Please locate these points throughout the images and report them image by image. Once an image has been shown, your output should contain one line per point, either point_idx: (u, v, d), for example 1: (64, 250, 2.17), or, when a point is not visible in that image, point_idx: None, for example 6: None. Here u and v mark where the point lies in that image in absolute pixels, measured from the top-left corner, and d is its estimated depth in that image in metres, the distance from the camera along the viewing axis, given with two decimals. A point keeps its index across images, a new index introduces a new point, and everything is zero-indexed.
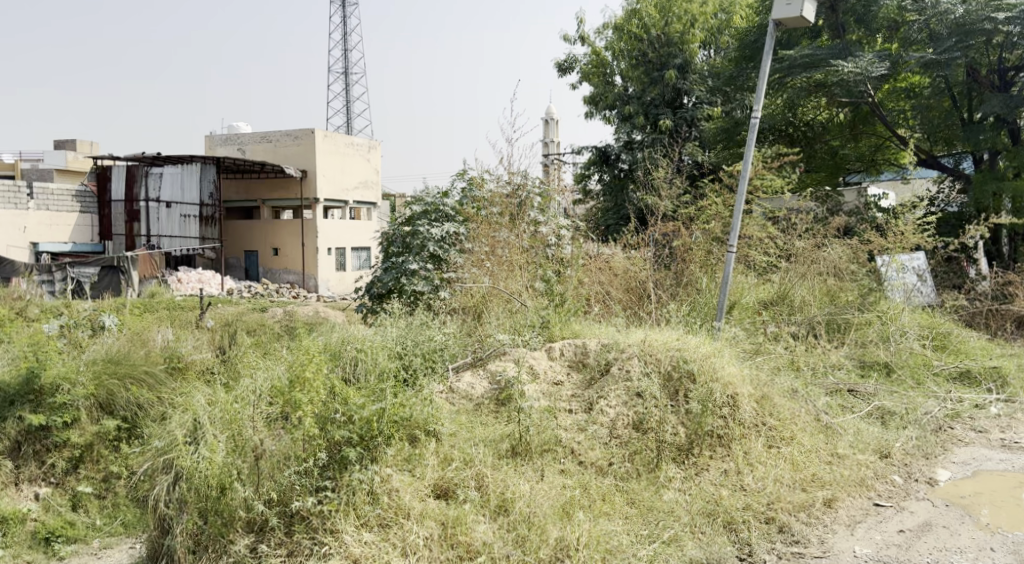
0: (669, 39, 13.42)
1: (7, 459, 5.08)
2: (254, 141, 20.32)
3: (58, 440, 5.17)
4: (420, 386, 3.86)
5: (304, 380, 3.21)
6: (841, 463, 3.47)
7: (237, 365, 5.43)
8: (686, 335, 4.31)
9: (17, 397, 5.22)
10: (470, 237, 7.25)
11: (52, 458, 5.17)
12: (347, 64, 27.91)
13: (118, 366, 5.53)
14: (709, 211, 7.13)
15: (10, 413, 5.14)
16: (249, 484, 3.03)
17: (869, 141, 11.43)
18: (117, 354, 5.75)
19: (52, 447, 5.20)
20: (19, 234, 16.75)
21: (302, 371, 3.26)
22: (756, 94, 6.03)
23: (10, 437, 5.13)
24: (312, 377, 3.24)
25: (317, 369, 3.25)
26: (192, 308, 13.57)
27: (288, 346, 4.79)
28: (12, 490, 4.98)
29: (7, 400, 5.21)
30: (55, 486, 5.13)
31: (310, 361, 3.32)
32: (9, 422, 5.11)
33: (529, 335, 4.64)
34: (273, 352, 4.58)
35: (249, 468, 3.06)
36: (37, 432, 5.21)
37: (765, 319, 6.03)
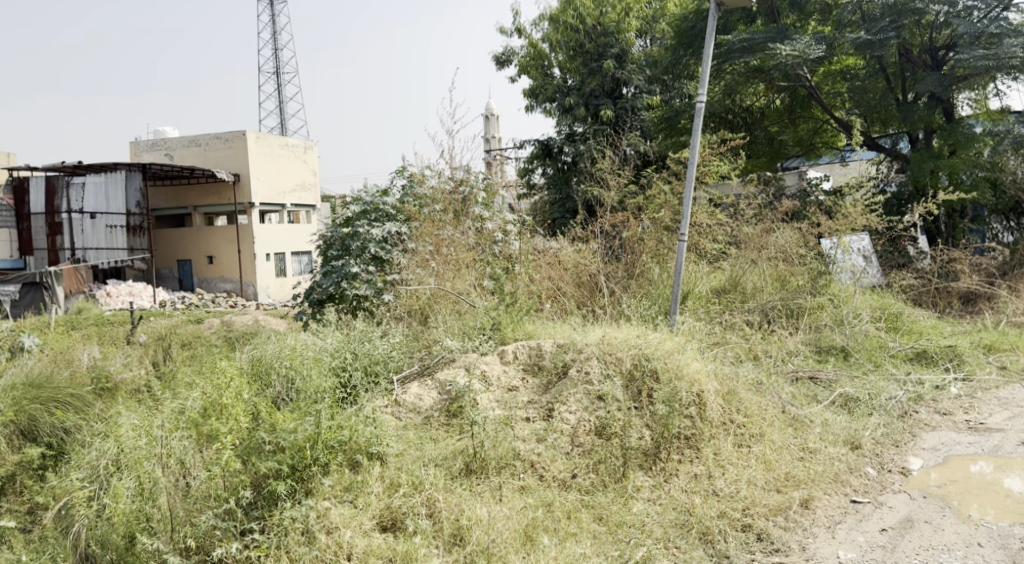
0: (605, 29, 13.34)
1: None
2: (182, 146, 19.48)
3: None
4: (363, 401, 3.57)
5: (225, 409, 2.90)
6: (814, 458, 3.28)
7: (172, 386, 5.01)
8: (646, 330, 4.09)
9: None
10: (413, 237, 6.93)
11: None
12: (278, 65, 27.12)
13: (41, 391, 5.15)
14: (658, 201, 6.95)
15: None
16: (162, 533, 2.65)
17: (807, 126, 11.41)
18: (38, 378, 5.32)
19: None
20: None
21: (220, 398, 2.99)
22: (700, 76, 5.77)
23: None
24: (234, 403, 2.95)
25: (238, 394, 2.99)
26: (122, 323, 12.86)
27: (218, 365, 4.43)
28: None
29: None
30: None
31: (232, 384, 3.04)
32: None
33: (479, 339, 4.37)
34: (202, 369, 4.19)
35: (161, 516, 2.68)
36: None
37: (720, 308, 5.91)
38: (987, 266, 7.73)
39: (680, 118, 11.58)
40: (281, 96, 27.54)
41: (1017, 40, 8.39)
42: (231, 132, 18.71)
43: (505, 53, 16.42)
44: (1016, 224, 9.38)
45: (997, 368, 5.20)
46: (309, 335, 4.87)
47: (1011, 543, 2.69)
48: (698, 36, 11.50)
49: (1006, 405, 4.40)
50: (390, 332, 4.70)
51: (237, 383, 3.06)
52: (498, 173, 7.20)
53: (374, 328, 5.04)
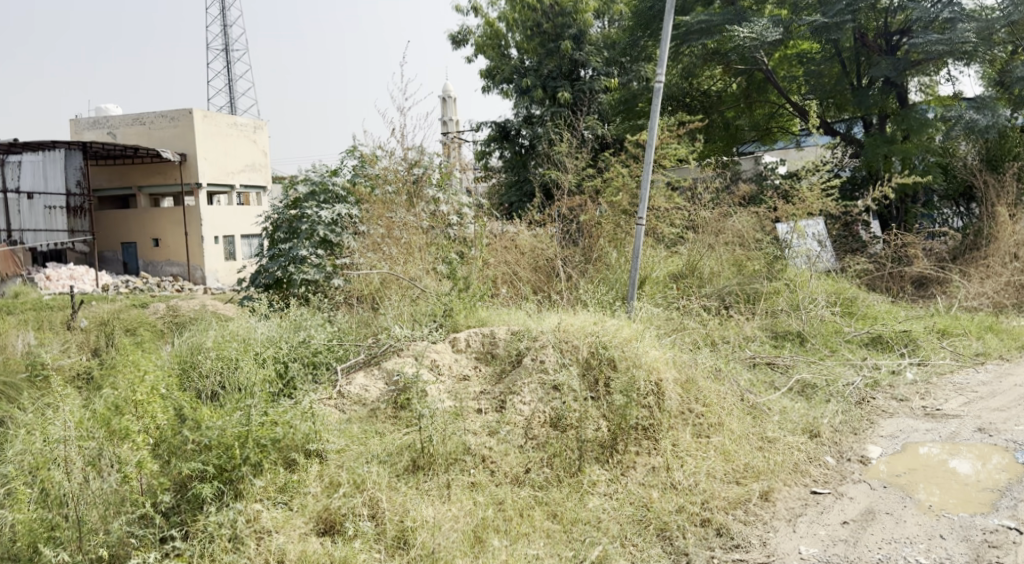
0: (562, 9, 13.15)
1: None
2: (125, 124, 18.71)
3: None
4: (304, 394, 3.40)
5: (141, 404, 2.79)
6: (773, 448, 3.18)
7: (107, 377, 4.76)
8: (603, 316, 3.96)
9: None
10: (363, 219, 6.71)
11: None
12: (227, 41, 26.25)
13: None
14: (616, 183, 6.82)
15: None
16: (69, 543, 2.45)
17: (763, 110, 11.39)
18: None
19: None
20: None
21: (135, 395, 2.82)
22: (659, 55, 5.61)
23: None
24: (152, 397, 2.84)
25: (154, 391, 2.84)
26: (62, 307, 12.31)
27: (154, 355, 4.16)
28: None
29: None
30: None
31: (151, 380, 2.94)
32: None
33: (429, 328, 4.19)
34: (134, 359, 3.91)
35: (70, 526, 2.48)
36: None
37: (677, 293, 5.83)
38: (938, 251, 7.84)
39: (638, 101, 11.51)
40: (231, 74, 26.69)
41: (970, 26, 8.46)
42: (177, 110, 18.02)
43: (461, 32, 16.11)
44: (965, 209, 9.56)
45: (951, 353, 5.21)
46: (253, 322, 4.64)
47: (973, 535, 2.63)
48: (655, 17, 11.35)
49: (961, 390, 4.39)
50: (337, 320, 4.48)
51: (156, 378, 2.96)
52: (453, 154, 7.01)
53: (321, 315, 4.84)
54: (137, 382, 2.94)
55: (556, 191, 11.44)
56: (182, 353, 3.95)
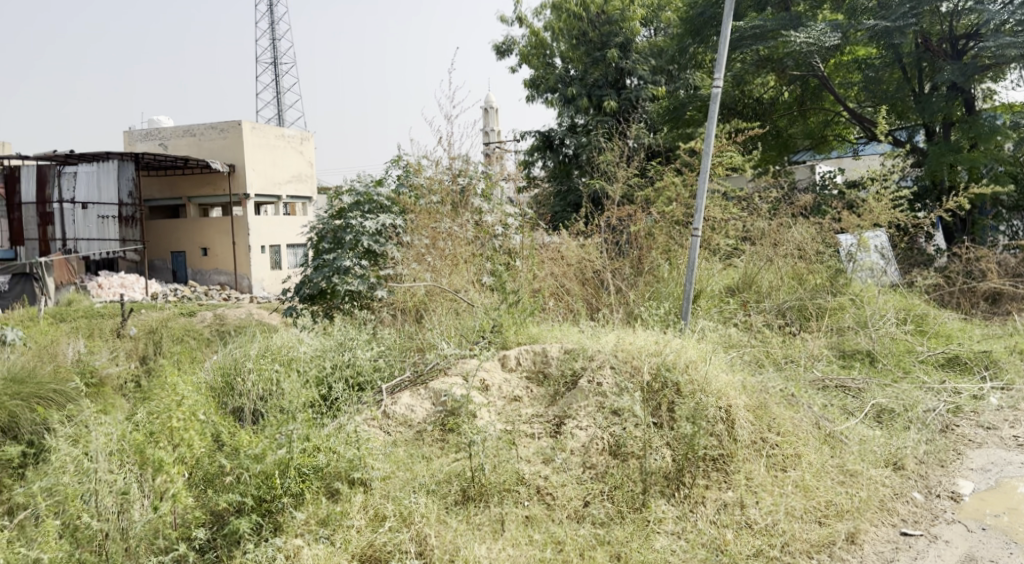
0: (608, 18, 12.88)
1: None
2: (176, 135, 19.04)
3: None
4: (346, 416, 3.24)
5: (179, 435, 2.73)
6: (857, 483, 2.90)
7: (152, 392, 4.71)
8: (663, 335, 3.72)
9: None
10: (407, 229, 6.58)
11: None
12: (275, 55, 26.66)
13: (22, 387, 5.49)
14: (668, 193, 6.56)
15: None
16: None
17: (818, 117, 11.01)
18: (21, 374, 5.66)
19: None
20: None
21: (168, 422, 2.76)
22: (718, 59, 5.33)
23: None
24: (190, 424, 2.78)
25: (189, 418, 2.77)
26: (112, 315, 12.50)
27: (195, 371, 4.06)
28: None
29: None
30: None
31: (188, 404, 2.86)
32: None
33: (478, 346, 4.00)
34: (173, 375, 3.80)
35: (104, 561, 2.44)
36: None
37: (735, 307, 5.55)
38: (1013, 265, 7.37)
39: (687, 109, 11.22)
40: (278, 87, 27.11)
41: None
42: (226, 122, 18.27)
43: (505, 43, 16.02)
44: None
45: None
46: (296, 336, 4.51)
47: None
48: (706, 22, 10.99)
49: None
50: (380, 335, 4.32)
51: (192, 401, 2.89)
52: (498, 163, 6.85)
53: (366, 329, 4.70)
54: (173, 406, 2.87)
55: (603, 201, 11.21)
56: (222, 370, 3.82)
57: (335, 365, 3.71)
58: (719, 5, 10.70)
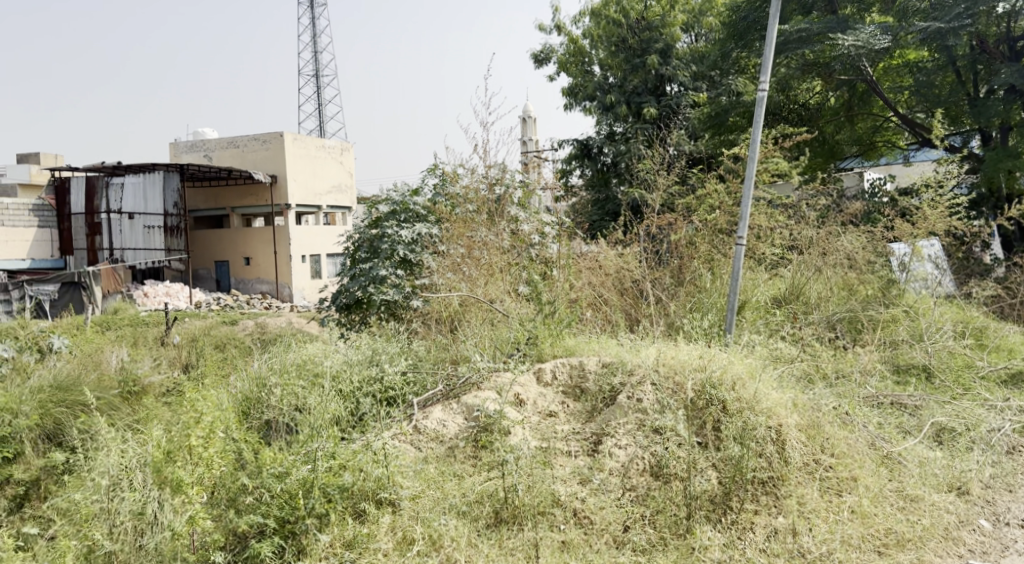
0: (649, 24, 12.85)
1: None
2: (220, 147, 19.37)
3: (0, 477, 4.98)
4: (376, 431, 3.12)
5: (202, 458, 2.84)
6: (918, 509, 2.70)
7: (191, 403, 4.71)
8: (707, 348, 3.56)
9: None
10: (444, 238, 6.53)
11: None
12: (318, 67, 27.06)
13: (66, 395, 5.54)
14: (711, 201, 6.37)
15: None
16: None
17: (868, 123, 10.76)
18: (66, 381, 5.71)
19: None
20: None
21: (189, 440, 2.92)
22: (763, 62, 5.12)
23: None
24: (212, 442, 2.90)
25: (210, 437, 2.92)
26: (156, 323, 12.70)
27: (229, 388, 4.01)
28: None
29: None
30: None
31: (208, 421, 2.96)
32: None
33: (513, 358, 3.88)
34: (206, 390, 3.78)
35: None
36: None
37: (781, 319, 5.35)
38: None
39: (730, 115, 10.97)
40: (320, 98, 27.52)
41: None
42: (269, 133, 18.52)
43: (543, 51, 15.98)
44: None
45: None
46: (330, 347, 4.46)
47: None
48: (751, 27, 10.74)
49: None
50: (414, 349, 4.22)
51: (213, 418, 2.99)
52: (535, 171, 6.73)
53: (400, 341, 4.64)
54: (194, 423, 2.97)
55: (645, 209, 11.02)
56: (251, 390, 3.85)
57: (367, 381, 3.62)
58: (763, 9, 10.46)
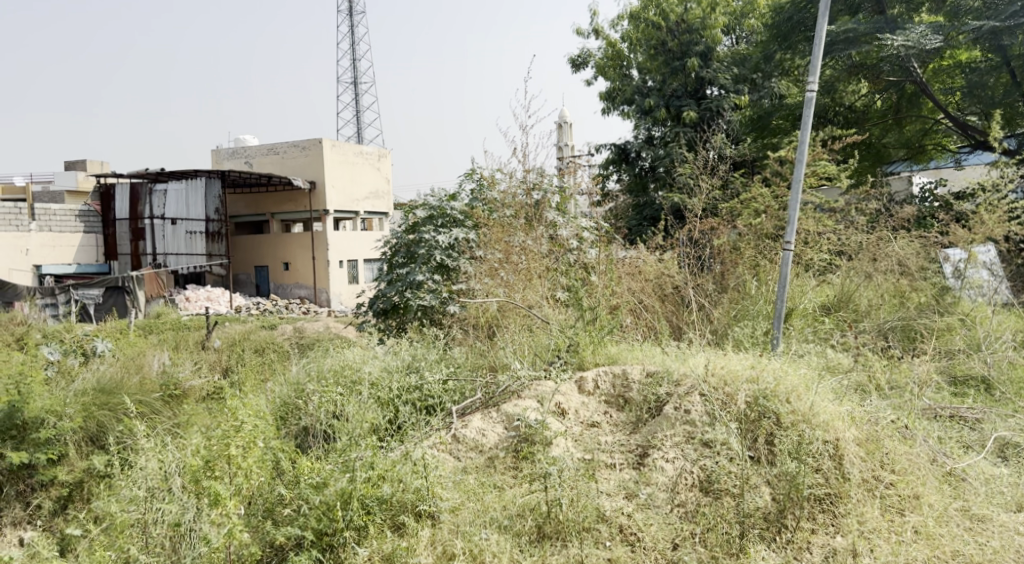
0: (689, 26, 12.57)
1: None
2: (260, 154, 19.63)
3: (45, 479, 5.06)
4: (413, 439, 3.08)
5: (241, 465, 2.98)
6: (987, 530, 2.53)
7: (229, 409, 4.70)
8: (756, 358, 3.42)
9: None
10: (481, 243, 6.47)
11: (38, 498, 5.06)
12: (356, 74, 27.32)
13: (109, 398, 5.60)
14: (756, 205, 6.20)
15: None
16: None
17: (915, 126, 10.63)
18: (109, 385, 5.77)
19: (38, 487, 5.10)
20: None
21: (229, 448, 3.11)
22: (813, 60, 4.98)
23: None
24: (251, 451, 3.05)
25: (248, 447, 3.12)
26: (198, 327, 12.87)
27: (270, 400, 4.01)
28: None
29: None
30: (43, 529, 4.90)
31: (248, 431, 3.12)
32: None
33: (554, 366, 3.79)
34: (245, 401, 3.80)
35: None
36: (19, 472, 5.12)
37: (831, 327, 5.16)
38: None
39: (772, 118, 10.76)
40: (357, 105, 27.78)
41: None
42: (308, 140, 18.71)
43: (581, 55, 15.86)
44: None
45: None
46: (369, 355, 4.42)
47: None
48: (799, 28, 10.51)
49: None
50: (453, 358, 4.15)
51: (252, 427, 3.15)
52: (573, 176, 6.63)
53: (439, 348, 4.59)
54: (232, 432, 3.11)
55: (686, 214, 10.82)
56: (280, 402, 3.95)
57: (402, 388, 3.56)
58: (810, 10, 10.25)
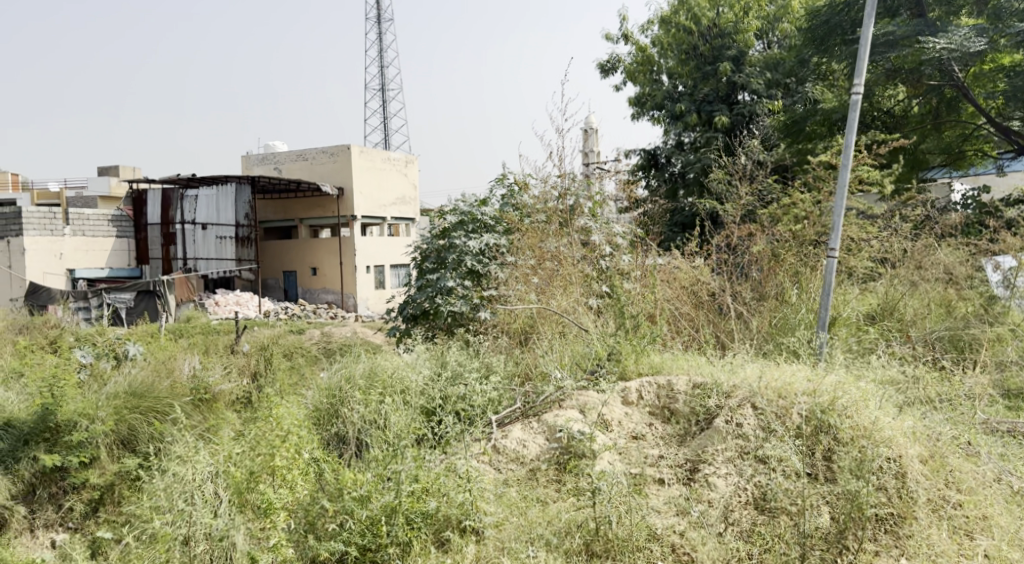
0: (721, 31, 12.57)
1: (21, 505, 4.97)
2: (290, 160, 19.78)
3: (76, 482, 5.07)
4: (459, 446, 3.18)
5: (287, 478, 3.21)
6: None
7: (263, 416, 4.67)
8: (806, 371, 3.31)
9: (31, 435, 5.26)
10: (512, 249, 6.39)
11: (71, 501, 5.02)
12: (383, 81, 27.49)
13: (141, 401, 5.60)
14: (796, 211, 6.07)
15: (25, 453, 5.11)
16: None
17: (956, 131, 10.33)
18: (141, 388, 5.76)
19: (70, 490, 5.09)
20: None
21: (276, 460, 3.33)
22: (858, 61, 4.84)
23: (25, 480, 5.07)
24: (295, 462, 3.29)
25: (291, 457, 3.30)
26: (227, 331, 12.94)
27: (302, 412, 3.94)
28: (28, 538, 4.82)
29: (22, 439, 5.25)
30: (73, 531, 4.91)
31: (294, 442, 3.36)
32: (24, 464, 5.08)
33: (597, 374, 3.71)
34: (282, 412, 3.79)
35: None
36: (52, 475, 5.15)
37: (876, 338, 4.99)
38: None
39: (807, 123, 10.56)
40: (385, 112, 27.92)
41: None
42: (337, 146, 18.81)
43: (610, 61, 15.77)
44: None
45: None
46: (406, 363, 4.39)
47: None
48: (837, 31, 10.22)
49: None
50: (491, 368, 4.08)
51: (297, 439, 3.39)
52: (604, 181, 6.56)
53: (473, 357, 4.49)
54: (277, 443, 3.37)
55: (722, 221, 10.65)
56: (310, 417, 3.97)
57: (442, 396, 3.63)
58: (850, 13, 9.97)
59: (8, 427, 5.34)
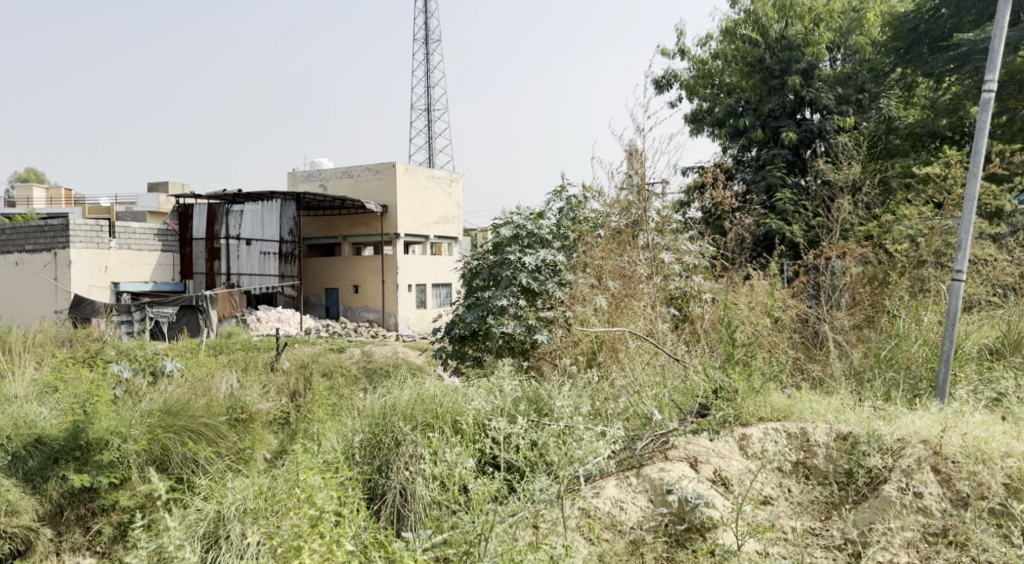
0: (789, 43, 11.76)
1: (47, 527, 4.55)
2: (335, 176, 19.54)
3: (105, 503, 4.59)
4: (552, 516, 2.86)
5: None
6: None
7: (304, 451, 4.13)
8: (987, 443, 2.95)
9: (61, 454, 4.76)
10: (573, 265, 5.81)
11: (98, 524, 4.59)
12: (429, 101, 27.30)
13: (175, 420, 5.02)
14: (902, 230, 5.40)
15: (53, 473, 4.65)
16: None
17: None
18: (176, 406, 5.23)
19: (98, 511, 4.65)
20: (13, 267, 15.69)
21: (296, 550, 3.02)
22: (993, 54, 4.12)
23: (52, 501, 4.61)
24: (332, 556, 2.98)
25: (317, 549, 2.99)
26: (268, 349, 12.55)
27: (327, 476, 3.39)
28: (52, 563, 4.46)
29: (51, 458, 4.76)
30: (100, 556, 4.52)
31: (331, 531, 3.08)
32: (52, 484, 4.61)
33: (710, 410, 3.45)
34: (309, 487, 3.27)
35: None
36: (81, 495, 4.68)
37: (1009, 375, 4.26)
38: None
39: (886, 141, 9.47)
40: (430, 131, 27.66)
41: None
42: (382, 163, 18.50)
43: (665, 76, 15.15)
44: None
45: None
46: (469, 403, 3.82)
47: None
48: (926, 39, 9.47)
49: None
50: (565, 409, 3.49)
51: (333, 524, 3.10)
52: (666, 193, 5.93)
53: (538, 399, 3.88)
54: (307, 531, 3.06)
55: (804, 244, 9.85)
56: (338, 480, 3.42)
57: (527, 443, 3.27)
58: (942, 20, 9.18)
59: (39, 443, 4.84)
